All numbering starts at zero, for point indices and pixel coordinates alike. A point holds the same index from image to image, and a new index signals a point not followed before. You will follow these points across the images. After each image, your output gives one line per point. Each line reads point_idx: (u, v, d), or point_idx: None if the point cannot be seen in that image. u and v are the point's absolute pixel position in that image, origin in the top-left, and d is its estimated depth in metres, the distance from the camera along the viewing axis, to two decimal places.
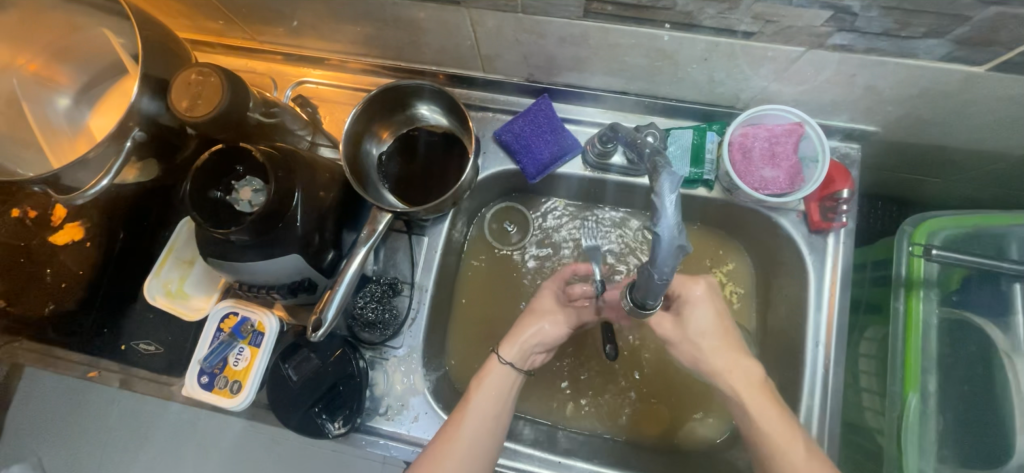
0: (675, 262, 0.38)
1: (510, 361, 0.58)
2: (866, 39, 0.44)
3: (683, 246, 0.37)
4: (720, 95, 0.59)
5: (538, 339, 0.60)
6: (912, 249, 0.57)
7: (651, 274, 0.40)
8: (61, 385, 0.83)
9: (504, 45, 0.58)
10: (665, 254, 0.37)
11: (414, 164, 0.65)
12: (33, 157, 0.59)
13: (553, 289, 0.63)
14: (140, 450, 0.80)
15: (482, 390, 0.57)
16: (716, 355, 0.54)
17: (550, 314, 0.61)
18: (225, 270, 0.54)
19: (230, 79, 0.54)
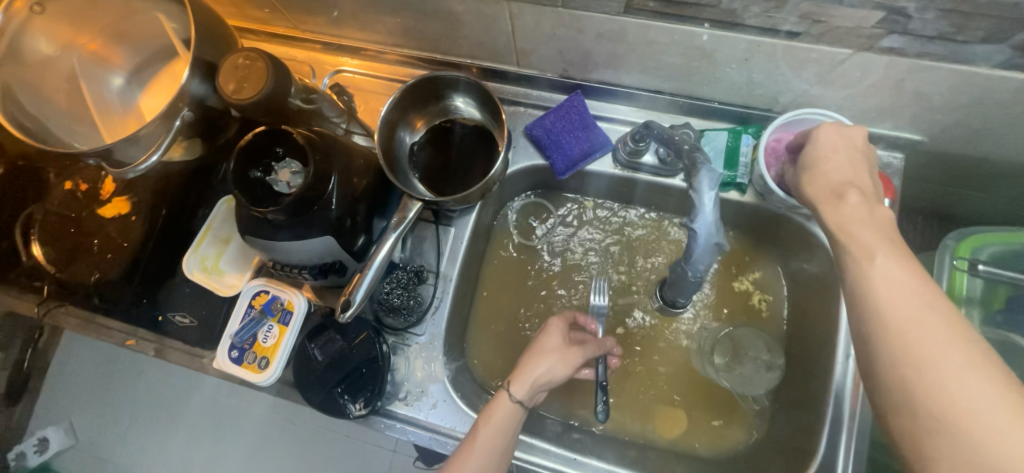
0: (708, 259, 0.49)
1: (521, 399, 0.55)
2: (918, 42, 0.43)
3: (717, 244, 0.48)
4: (758, 97, 0.58)
5: (546, 377, 0.58)
6: (956, 263, 0.55)
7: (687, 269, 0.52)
8: (111, 364, 1.12)
9: (540, 40, 0.59)
10: (703, 250, 0.48)
11: (446, 154, 0.66)
12: (87, 132, 0.62)
13: (559, 329, 0.61)
14: (184, 416, 1.12)
15: (490, 426, 0.54)
16: (830, 178, 0.44)
17: (557, 352, 0.59)
18: (260, 248, 0.55)
19: (275, 64, 0.56)
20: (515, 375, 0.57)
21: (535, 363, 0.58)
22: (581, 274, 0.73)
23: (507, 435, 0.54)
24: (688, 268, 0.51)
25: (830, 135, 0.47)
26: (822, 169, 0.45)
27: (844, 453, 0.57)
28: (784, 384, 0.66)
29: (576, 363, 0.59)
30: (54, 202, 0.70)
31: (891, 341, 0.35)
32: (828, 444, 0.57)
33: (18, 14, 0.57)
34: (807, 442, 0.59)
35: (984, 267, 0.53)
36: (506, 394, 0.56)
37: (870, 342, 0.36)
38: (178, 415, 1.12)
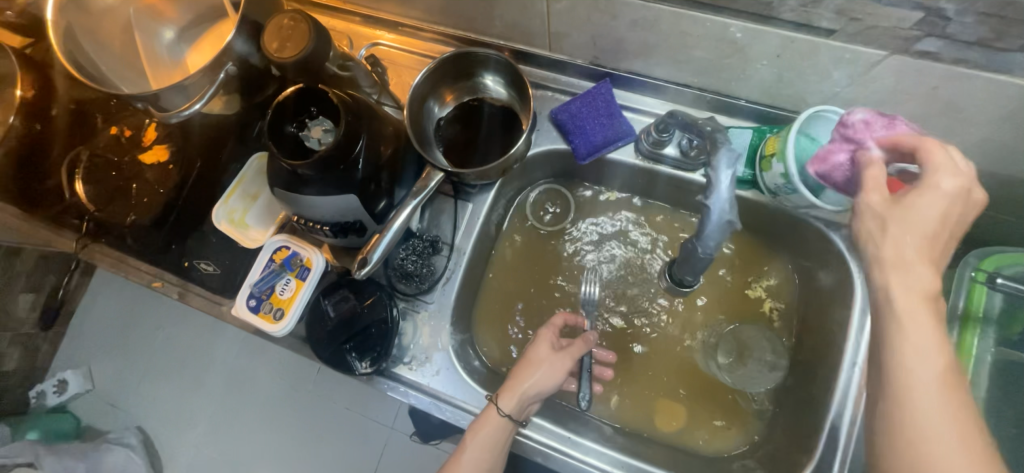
0: (718, 236, 0.50)
1: (509, 413, 0.58)
2: (956, 47, 0.43)
3: (729, 221, 0.49)
4: (786, 97, 0.58)
5: (534, 387, 0.59)
6: (974, 275, 0.55)
7: (696, 247, 0.51)
8: (143, 319, 1.22)
9: (574, 24, 0.60)
10: (715, 227, 0.49)
11: (471, 130, 0.67)
12: (136, 79, 0.66)
13: (547, 338, 0.63)
14: (197, 372, 1.19)
15: (475, 442, 0.58)
16: (917, 249, 0.40)
17: (545, 362, 0.61)
18: (286, 201, 0.58)
19: (318, 27, 0.58)
20: (500, 392, 0.59)
21: (524, 376, 0.60)
22: (593, 263, 0.74)
23: (491, 450, 0.58)
24: (698, 245, 0.51)
25: (945, 191, 0.40)
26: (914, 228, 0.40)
27: (840, 459, 0.56)
28: (787, 389, 0.66)
29: (564, 371, 0.61)
30: (100, 145, 0.74)
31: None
32: (826, 449, 0.57)
33: None
34: (803, 447, 0.59)
35: (1003, 280, 0.53)
36: (493, 408, 0.59)
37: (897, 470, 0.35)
38: (193, 371, 1.19)
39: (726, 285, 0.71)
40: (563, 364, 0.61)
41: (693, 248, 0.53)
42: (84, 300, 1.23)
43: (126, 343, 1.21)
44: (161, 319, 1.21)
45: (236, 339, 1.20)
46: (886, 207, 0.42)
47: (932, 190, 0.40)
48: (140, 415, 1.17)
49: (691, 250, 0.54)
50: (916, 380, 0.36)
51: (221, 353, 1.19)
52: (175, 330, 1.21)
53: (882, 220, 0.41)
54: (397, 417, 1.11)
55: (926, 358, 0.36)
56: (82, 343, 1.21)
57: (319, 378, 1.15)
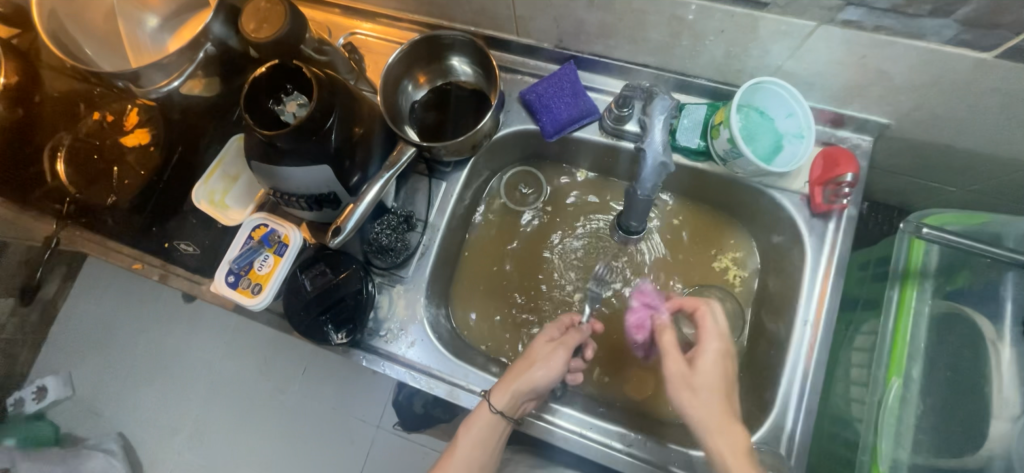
0: (654, 177, 0.60)
1: (499, 410, 0.59)
2: (875, 15, 0.47)
3: (663, 164, 0.59)
4: (736, 73, 0.62)
5: (527, 383, 0.59)
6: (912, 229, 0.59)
7: (636, 191, 0.62)
8: (124, 320, 1.22)
9: (537, 8, 0.63)
10: (652, 169, 0.59)
11: (442, 111, 0.71)
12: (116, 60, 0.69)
13: (547, 334, 0.64)
14: (178, 372, 1.19)
15: (469, 436, 0.60)
16: (720, 411, 0.51)
17: (543, 361, 0.60)
18: (265, 174, 0.60)
19: (294, 9, 0.61)
20: (492, 389, 0.60)
21: (520, 374, 0.60)
22: (564, 240, 0.77)
23: (485, 447, 0.61)
24: (637, 186, 0.61)
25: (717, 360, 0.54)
26: (707, 387, 0.53)
27: (795, 410, 0.59)
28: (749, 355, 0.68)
29: (562, 369, 0.60)
30: (83, 129, 0.76)
31: None
32: (782, 402, 0.59)
33: None
34: (763, 404, 0.62)
35: (928, 230, 0.56)
36: (486, 404, 0.61)
37: None
38: (173, 371, 1.19)
39: (691, 261, 0.74)
40: (562, 359, 0.60)
41: (634, 191, 0.62)
42: (67, 305, 1.23)
43: (108, 347, 1.21)
44: (139, 324, 1.21)
45: (216, 340, 1.20)
46: (688, 373, 0.54)
47: (710, 355, 0.55)
48: (122, 419, 1.17)
49: (632, 195, 0.64)
50: None
51: (203, 354, 1.20)
52: (155, 332, 1.22)
53: (687, 387, 0.53)
54: (382, 414, 1.12)
55: None
56: (63, 348, 1.21)
57: (303, 377, 1.15)
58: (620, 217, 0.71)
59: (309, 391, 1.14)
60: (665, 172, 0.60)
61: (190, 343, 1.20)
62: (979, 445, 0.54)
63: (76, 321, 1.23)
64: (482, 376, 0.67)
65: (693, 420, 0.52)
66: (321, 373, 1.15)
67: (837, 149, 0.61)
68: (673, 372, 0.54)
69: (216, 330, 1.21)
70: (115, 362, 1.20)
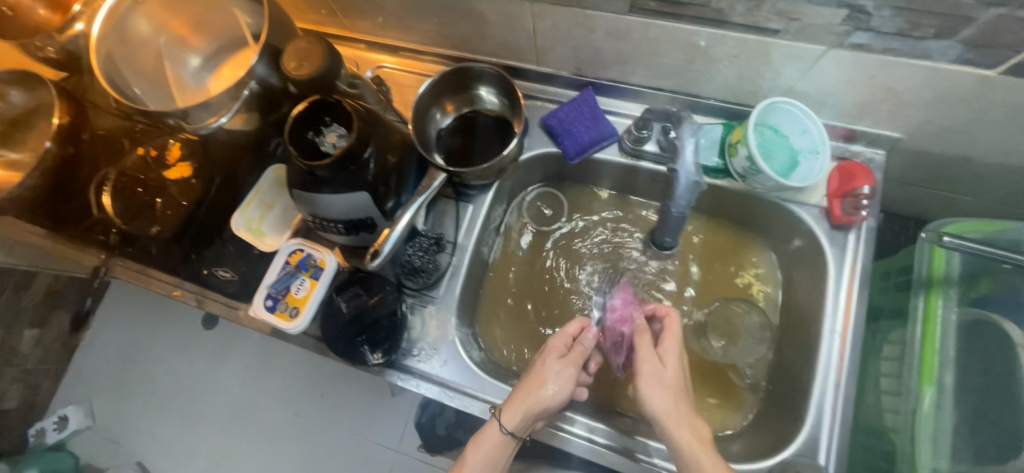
0: (687, 195, 0.67)
1: (510, 430, 0.60)
2: (882, 38, 0.50)
3: (695, 183, 0.67)
4: (749, 94, 0.65)
5: (537, 403, 0.60)
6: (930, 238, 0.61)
7: (671, 208, 0.68)
8: (151, 348, 1.26)
9: (557, 40, 0.67)
10: (685, 188, 0.66)
11: (468, 138, 0.74)
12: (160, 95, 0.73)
13: (556, 351, 0.64)
14: (201, 399, 1.21)
15: (477, 455, 0.60)
16: (680, 401, 0.57)
17: (552, 379, 0.61)
18: (305, 201, 0.64)
19: (331, 48, 0.66)
20: (502, 409, 0.61)
21: (530, 395, 0.61)
22: (587, 258, 0.79)
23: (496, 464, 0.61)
24: (672, 204, 0.68)
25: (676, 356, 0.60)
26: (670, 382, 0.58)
27: (829, 422, 0.60)
28: (776, 367, 0.69)
29: (572, 385, 0.62)
30: (128, 165, 0.80)
31: None
32: (816, 412, 0.60)
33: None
34: (795, 415, 0.62)
35: (948, 239, 0.57)
36: (495, 422, 0.61)
37: None
38: (197, 399, 1.21)
39: (715, 278, 0.76)
40: (569, 377, 0.62)
41: (668, 208, 0.69)
42: (89, 336, 1.28)
43: (130, 377, 1.24)
44: (166, 351, 1.25)
45: (239, 366, 1.22)
46: (657, 370, 0.58)
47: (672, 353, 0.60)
48: (144, 449, 1.19)
49: (666, 212, 0.70)
50: None
51: (224, 381, 1.22)
52: (180, 360, 1.24)
53: (657, 383, 0.57)
54: (402, 438, 1.12)
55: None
56: (89, 379, 1.25)
57: (323, 402, 1.16)
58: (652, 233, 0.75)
59: (332, 417, 1.15)
60: (695, 190, 0.67)
61: (213, 370, 1.22)
62: (1018, 450, 0.54)
63: (106, 351, 1.27)
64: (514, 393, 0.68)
65: (657, 413, 0.56)
66: (342, 397, 1.16)
67: (853, 164, 0.64)
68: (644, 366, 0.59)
69: (238, 356, 1.23)
70: (141, 391, 1.23)
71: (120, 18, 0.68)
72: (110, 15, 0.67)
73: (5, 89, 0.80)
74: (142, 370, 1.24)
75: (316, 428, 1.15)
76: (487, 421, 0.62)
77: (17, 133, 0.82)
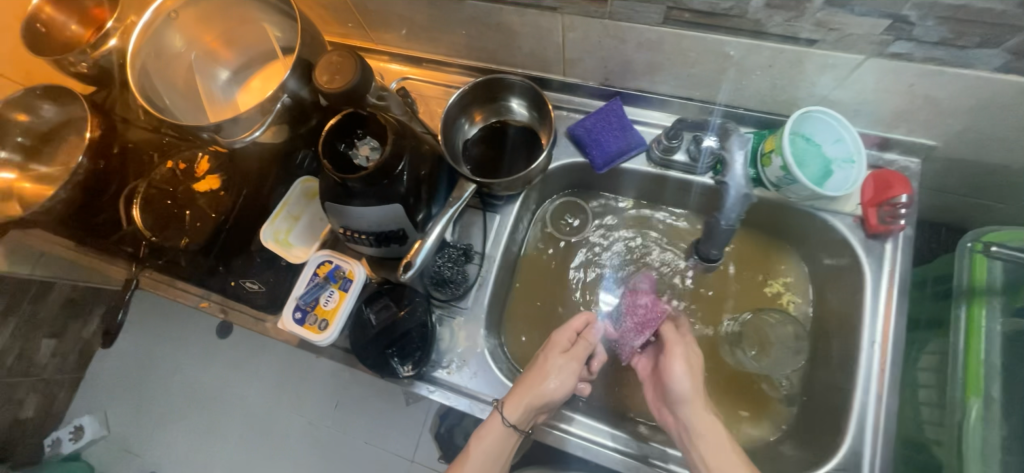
0: (737, 209, 0.64)
1: (512, 423, 0.61)
2: (924, 47, 0.50)
3: (746, 197, 0.64)
4: (781, 103, 0.65)
5: (539, 396, 0.61)
6: (973, 246, 0.61)
7: (719, 221, 0.66)
8: (168, 359, 1.26)
9: (586, 51, 0.67)
10: (734, 200, 0.64)
11: (496, 148, 0.74)
12: (188, 108, 0.73)
13: (558, 345, 0.66)
14: (217, 410, 1.21)
15: (480, 448, 0.62)
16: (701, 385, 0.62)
17: (554, 372, 0.63)
18: (336, 213, 0.64)
19: (362, 61, 0.66)
20: (504, 402, 0.62)
21: (532, 388, 0.62)
22: (612, 267, 0.79)
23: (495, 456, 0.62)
24: (720, 217, 0.65)
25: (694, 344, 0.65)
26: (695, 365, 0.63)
27: (872, 436, 0.59)
28: (809, 378, 0.69)
29: (574, 380, 0.63)
30: (157, 177, 0.81)
31: None
32: (857, 424, 0.60)
33: (162, 15, 0.69)
34: (834, 427, 0.61)
35: (998, 248, 0.58)
36: (498, 416, 0.62)
37: None
38: (213, 410, 1.21)
39: (744, 287, 0.75)
40: (570, 372, 0.64)
41: (716, 222, 0.66)
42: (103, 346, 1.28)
43: (144, 387, 1.25)
44: (182, 362, 1.25)
45: (254, 377, 1.22)
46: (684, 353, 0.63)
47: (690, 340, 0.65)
48: (158, 460, 1.18)
49: (713, 226, 0.67)
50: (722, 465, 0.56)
51: (238, 392, 1.21)
52: (196, 370, 1.24)
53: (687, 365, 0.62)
54: (416, 448, 1.10)
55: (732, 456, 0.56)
56: (103, 390, 1.26)
57: (336, 412, 1.16)
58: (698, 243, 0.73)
59: (350, 428, 1.14)
60: (745, 203, 0.65)
61: (229, 381, 1.22)
62: None
63: (123, 362, 1.27)
64: None
65: (681, 393, 0.60)
66: (355, 406, 1.15)
67: (886, 172, 0.63)
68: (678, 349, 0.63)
69: (253, 366, 1.22)
70: (158, 401, 1.23)
71: (155, 33, 0.69)
72: (145, 30, 0.68)
73: (35, 103, 0.80)
74: (159, 380, 1.25)
75: (333, 440, 1.14)
76: (490, 415, 0.64)
77: (45, 148, 0.83)
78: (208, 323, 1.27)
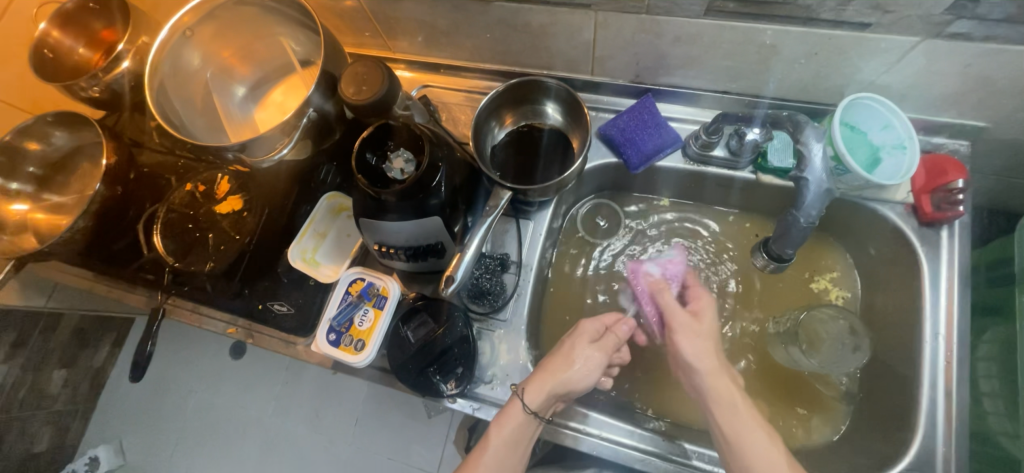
0: (819, 206, 0.62)
1: (533, 409, 0.59)
2: (986, 26, 0.48)
3: (827, 192, 0.62)
4: (825, 91, 0.63)
5: (564, 386, 0.59)
6: None
7: (799, 218, 0.63)
8: (182, 385, 1.23)
9: (619, 48, 0.65)
10: (815, 196, 0.62)
11: (527, 152, 0.72)
12: (202, 124, 0.71)
13: (586, 333, 0.63)
14: (235, 434, 1.17)
15: (499, 438, 0.59)
16: (709, 348, 0.59)
17: (580, 359, 0.60)
18: (370, 229, 0.62)
19: (389, 71, 0.64)
20: (525, 387, 0.59)
21: (557, 376, 0.60)
22: None
23: (511, 447, 0.59)
24: (798, 213, 0.63)
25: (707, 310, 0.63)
26: (704, 329, 0.61)
27: (944, 433, 0.58)
28: (867, 374, 0.66)
29: (600, 370, 0.61)
30: (176, 200, 0.78)
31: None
32: (928, 420, 0.58)
33: (178, 32, 0.65)
34: (900, 424, 0.60)
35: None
36: (518, 401, 0.59)
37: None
38: (230, 434, 1.18)
39: (792, 285, 0.73)
40: (597, 364, 0.61)
41: (792, 219, 0.63)
42: (115, 373, 1.26)
43: (159, 413, 1.22)
44: (197, 388, 1.22)
45: (270, 400, 1.19)
46: (690, 322, 0.61)
47: (706, 308, 0.63)
48: None
49: (788, 224, 0.64)
50: (741, 424, 0.54)
51: (255, 413, 1.18)
52: (211, 396, 1.21)
53: (692, 334, 0.60)
54: (441, 464, 1.07)
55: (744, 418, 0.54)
56: (116, 416, 1.23)
57: (356, 428, 1.13)
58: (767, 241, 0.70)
59: (374, 448, 1.11)
60: (825, 199, 0.62)
61: (245, 405, 1.19)
62: None
63: (136, 390, 1.24)
64: (600, 419, 0.64)
65: (687, 358, 0.59)
66: (375, 422, 1.12)
67: (939, 158, 0.62)
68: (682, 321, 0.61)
69: (269, 386, 1.19)
70: (174, 429, 1.20)
71: (173, 50, 0.66)
72: (162, 48, 0.65)
73: (47, 130, 0.77)
74: (174, 408, 1.21)
75: (356, 461, 1.11)
76: (509, 401, 0.61)
77: (59, 176, 0.81)
78: (223, 344, 1.24)
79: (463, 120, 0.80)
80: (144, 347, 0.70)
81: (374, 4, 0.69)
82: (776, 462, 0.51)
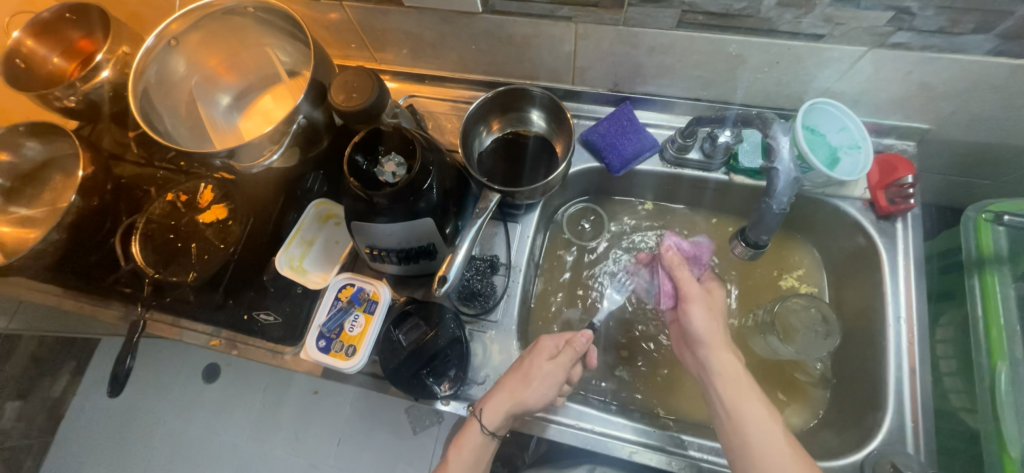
0: (787, 192, 0.64)
1: (490, 430, 0.60)
2: (922, 36, 0.54)
3: (795, 178, 0.64)
4: (787, 97, 0.68)
5: (519, 404, 0.60)
6: (982, 216, 0.66)
7: (770, 205, 0.64)
8: (150, 409, 1.17)
9: (598, 59, 0.69)
10: (784, 184, 0.64)
11: (513, 157, 0.74)
12: (187, 133, 0.71)
13: (542, 350, 0.63)
14: (209, 459, 1.12)
15: (461, 457, 0.60)
16: (716, 323, 0.63)
17: (534, 381, 0.60)
18: (361, 233, 0.63)
19: (379, 78, 0.65)
20: (482, 408, 0.60)
21: (514, 394, 0.60)
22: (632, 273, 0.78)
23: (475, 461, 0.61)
24: (770, 201, 0.64)
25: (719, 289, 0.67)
26: (715, 304, 0.65)
27: (911, 410, 0.62)
28: (839, 360, 0.71)
29: (554, 394, 0.61)
30: (156, 211, 0.76)
31: (776, 445, 0.53)
32: (895, 399, 0.62)
33: (164, 41, 0.65)
34: (871, 406, 0.64)
35: (1009, 217, 0.64)
36: (475, 422, 0.61)
37: (731, 443, 0.56)
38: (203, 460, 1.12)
39: (763, 280, 0.77)
40: (553, 382, 0.61)
41: (765, 206, 0.65)
42: (74, 403, 1.19)
43: (123, 444, 1.15)
44: (168, 411, 1.17)
45: (247, 422, 1.14)
46: (700, 296, 0.65)
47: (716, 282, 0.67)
48: None
49: (761, 212, 0.66)
50: (739, 396, 0.57)
51: (230, 435, 1.13)
52: (182, 420, 1.16)
53: (704, 307, 0.64)
54: None
55: (745, 391, 0.57)
56: (76, 449, 1.16)
57: (339, 448, 1.09)
58: (744, 230, 0.71)
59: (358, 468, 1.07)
60: (793, 187, 0.65)
61: (220, 427, 1.14)
62: None
63: (101, 417, 1.18)
64: (593, 414, 0.66)
65: (697, 332, 0.62)
66: (359, 441, 1.09)
67: (889, 157, 0.68)
68: (690, 293, 0.66)
69: (246, 408, 1.15)
70: (140, 458, 1.14)
71: (160, 58, 0.67)
72: (149, 55, 0.65)
73: (18, 140, 0.75)
74: (141, 435, 1.16)
75: None
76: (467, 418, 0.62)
77: (27, 188, 0.78)
78: (194, 366, 1.20)
79: (449, 128, 0.82)
80: (124, 361, 0.68)
81: (362, 17, 0.71)
82: (773, 432, 0.54)
